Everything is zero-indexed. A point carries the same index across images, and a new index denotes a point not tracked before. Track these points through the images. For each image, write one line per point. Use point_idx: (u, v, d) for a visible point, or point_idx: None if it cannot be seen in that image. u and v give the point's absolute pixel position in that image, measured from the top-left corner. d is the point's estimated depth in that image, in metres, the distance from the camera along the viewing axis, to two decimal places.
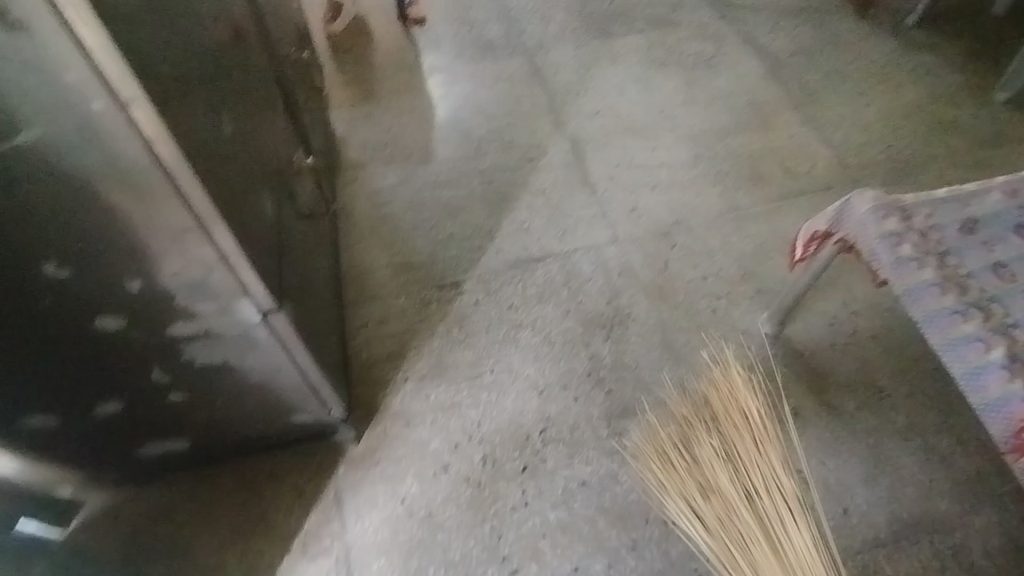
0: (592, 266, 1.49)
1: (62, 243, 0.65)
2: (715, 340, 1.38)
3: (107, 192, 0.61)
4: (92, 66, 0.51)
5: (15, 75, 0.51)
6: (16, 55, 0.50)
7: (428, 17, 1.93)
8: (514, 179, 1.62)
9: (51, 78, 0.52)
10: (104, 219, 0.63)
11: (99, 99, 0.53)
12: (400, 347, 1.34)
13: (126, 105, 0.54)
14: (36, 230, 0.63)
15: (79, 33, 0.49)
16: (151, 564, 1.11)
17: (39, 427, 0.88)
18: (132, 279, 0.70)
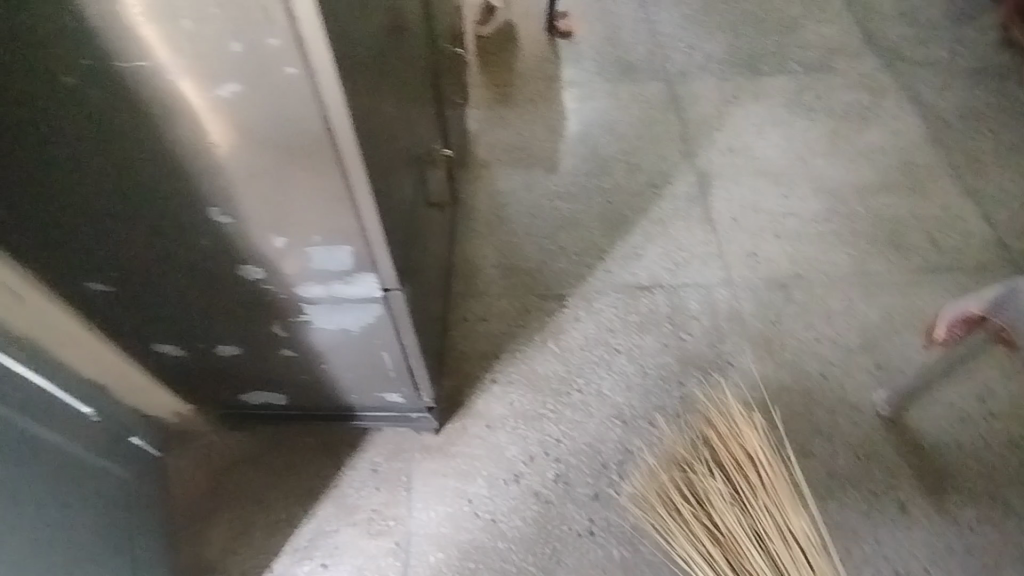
0: (700, 305, 1.43)
1: (228, 193, 0.69)
2: (822, 409, 1.29)
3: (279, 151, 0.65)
4: (296, 33, 0.55)
5: (226, 34, 0.55)
6: (232, 17, 0.54)
7: (575, 31, 1.94)
8: (635, 203, 1.60)
9: (256, 40, 0.56)
10: (270, 176, 0.67)
11: (294, 63, 0.57)
12: (495, 348, 1.35)
13: (316, 72, 0.58)
14: (207, 177, 0.68)
15: (292, 1, 0.53)
16: (232, 503, 1.18)
17: (170, 352, 0.95)
18: (279, 237, 0.74)
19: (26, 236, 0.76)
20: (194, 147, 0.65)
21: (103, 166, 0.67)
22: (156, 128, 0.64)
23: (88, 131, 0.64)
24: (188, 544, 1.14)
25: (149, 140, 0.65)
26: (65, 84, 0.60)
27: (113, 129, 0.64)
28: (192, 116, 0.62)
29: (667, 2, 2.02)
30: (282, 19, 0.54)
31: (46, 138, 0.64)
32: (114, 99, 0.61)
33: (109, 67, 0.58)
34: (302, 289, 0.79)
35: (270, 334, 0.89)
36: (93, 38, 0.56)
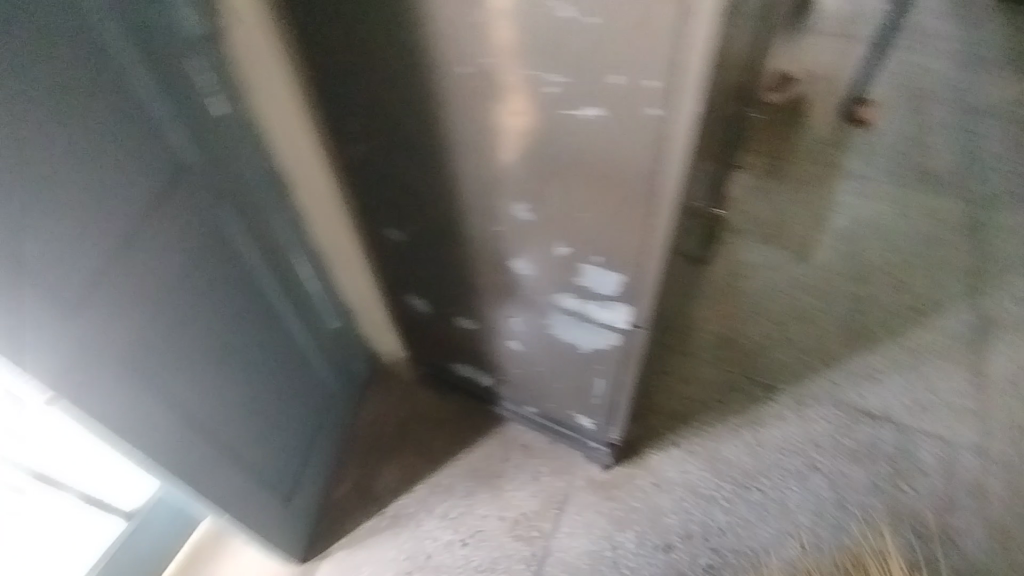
0: (931, 459, 1.25)
1: (532, 199, 0.72)
2: None
3: (599, 177, 0.65)
4: (678, 80, 0.54)
5: (605, 65, 0.55)
6: (620, 51, 0.53)
7: (877, 123, 1.80)
8: (887, 321, 1.45)
9: (632, 77, 0.55)
10: (579, 196, 0.68)
11: (660, 107, 0.56)
12: (687, 412, 1.32)
13: (675, 120, 0.57)
14: (517, 181, 0.71)
15: (691, 51, 0.51)
16: (409, 450, 1.29)
17: (417, 306, 1.06)
18: (560, 249, 0.76)
19: (353, 178, 0.87)
20: (522, 152, 0.68)
21: (436, 146, 0.73)
22: (496, 127, 0.67)
23: (438, 114, 0.69)
24: (360, 469, 1.27)
25: (481, 135, 0.68)
26: (438, 73, 0.65)
27: (458, 118, 0.68)
28: (531, 125, 0.64)
29: (999, 117, 1.78)
30: (668, 66, 0.53)
31: (403, 111, 0.71)
32: (472, 95, 0.65)
33: (482, 67, 0.62)
34: (559, 298, 0.83)
35: (507, 324, 0.95)
36: (481, 41, 0.59)
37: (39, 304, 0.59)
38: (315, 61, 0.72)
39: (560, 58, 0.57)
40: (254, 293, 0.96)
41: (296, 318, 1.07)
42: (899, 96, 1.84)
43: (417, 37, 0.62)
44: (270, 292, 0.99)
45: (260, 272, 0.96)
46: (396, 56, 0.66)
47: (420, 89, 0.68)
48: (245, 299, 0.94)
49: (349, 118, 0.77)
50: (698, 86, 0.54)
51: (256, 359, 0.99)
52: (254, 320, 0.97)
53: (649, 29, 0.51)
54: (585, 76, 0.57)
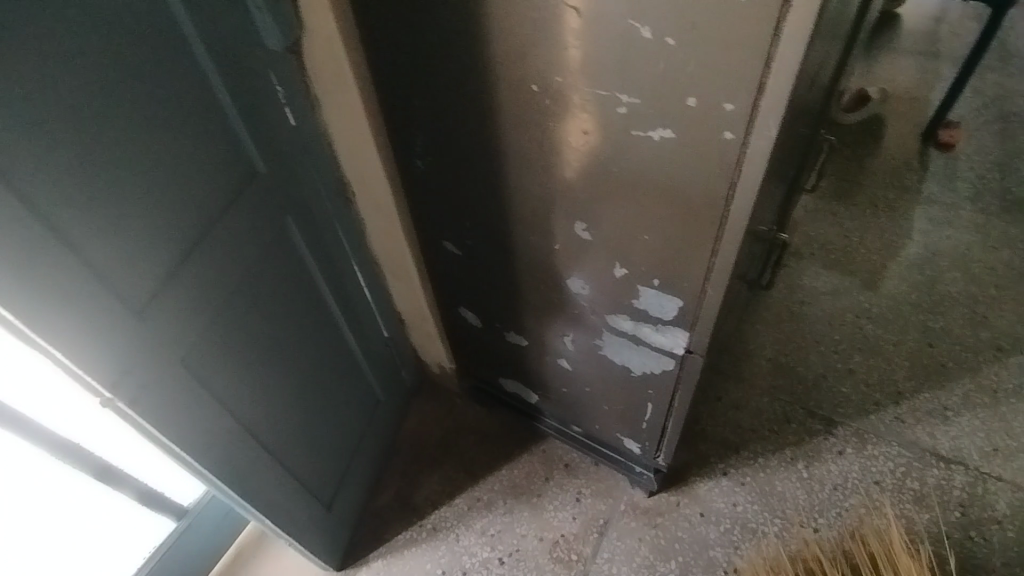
0: (1009, 510, 1.15)
1: (591, 219, 0.71)
2: None
3: (664, 199, 0.63)
4: (756, 102, 0.51)
5: (681, 84, 0.53)
6: (697, 71, 0.52)
7: (959, 146, 1.70)
8: (963, 358, 1.35)
9: (709, 98, 0.53)
10: (641, 217, 0.66)
11: (735, 130, 0.54)
12: (739, 441, 1.27)
13: (752, 143, 0.54)
14: (579, 198, 0.69)
15: (773, 69, 0.49)
16: (451, 461, 1.29)
17: (467, 319, 1.06)
18: (618, 270, 0.74)
19: (413, 189, 0.88)
20: (584, 170, 0.66)
21: (498, 160, 0.73)
22: (559, 144, 0.66)
23: (502, 129, 0.69)
24: (403, 478, 1.28)
25: (546, 150, 0.67)
26: (504, 88, 0.65)
27: (524, 134, 0.68)
28: (598, 143, 0.63)
29: None
30: (748, 86, 0.50)
31: (467, 124, 0.71)
32: (538, 111, 0.64)
33: (548, 84, 0.61)
34: (614, 319, 0.81)
35: (558, 342, 0.94)
36: (553, 58, 0.58)
37: (100, 313, 0.64)
38: (385, 74, 0.74)
39: (631, 75, 0.55)
40: (309, 297, 0.98)
41: (348, 323, 1.09)
42: (985, 119, 1.74)
43: (484, 51, 0.62)
44: (325, 296, 1.02)
45: (317, 276, 0.98)
46: (464, 70, 0.66)
47: (485, 103, 0.67)
48: (301, 303, 0.96)
49: (413, 129, 0.78)
50: (779, 108, 0.51)
51: (308, 362, 1.01)
52: (308, 324, 0.99)
53: (727, 45, 0.49)
54: (656, 93, 0.55)
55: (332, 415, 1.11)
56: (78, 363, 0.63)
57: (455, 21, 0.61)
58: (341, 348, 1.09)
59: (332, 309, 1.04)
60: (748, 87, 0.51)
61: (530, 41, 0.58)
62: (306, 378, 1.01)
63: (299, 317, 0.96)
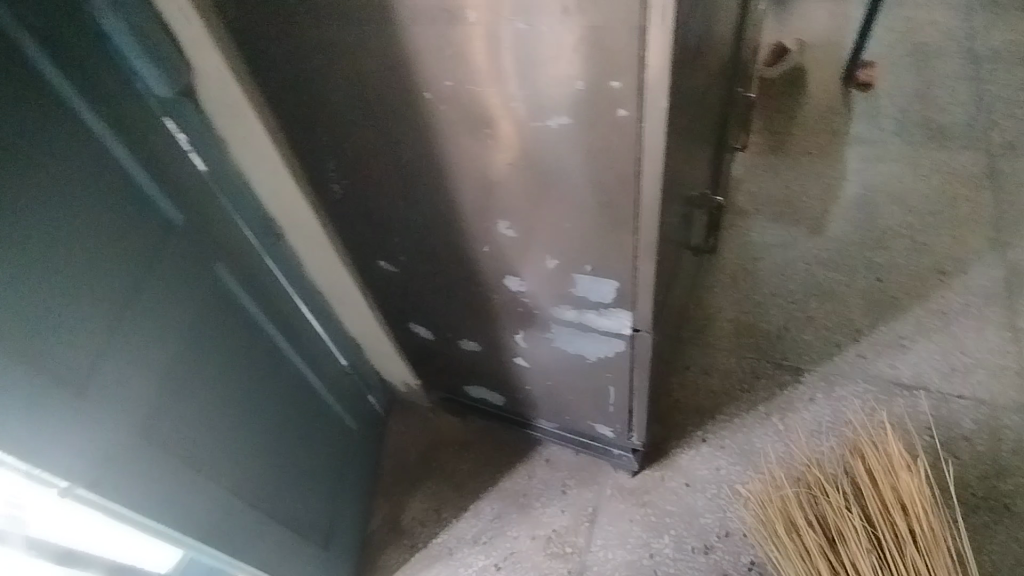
0: (976, 425, 1.19)
1: (513, 213, 0.70)
2: None
3: (577, 184, 0.63)
4: (641, 76, 0.51)
5: (566, 70, 0.53)
6: (578, 55, 0.51)
7: (878, 83, 1.74)
8: (913, 287, 1.39)
9: (596, 80, 0.53)
10: (560, 205, 0.66)
11: (627, 107, 0.54)
12: (712, 406, 1.28)
13: (646, 116, 0.54)
14: (497, 197, 0.69)
15: (650, 41, 0.49)
16: (432, 477, 1.27)
17: (420, 333, 1.05)
18: (551, 261, 0.74)
19: (337, 213, 0.86)
20: (495, 166, 0.65)
21: (411, 169, 0.71)
22: (466, 143, 0.65)
23: (407, 136, 0.68)
24: (387, 503, 1.26)
25: (455, 155, 0.67)
26: (400, 95, 0.63)
27: (430, 142, 0.67)
28: (502, 140, 0.62)
29: (1006, 61, 1.72)
30: (630, 62, 0.50)
31: (373, 137, 0.70)
32: (437, 114, 0.63)
33: (441, 89, 0.60)
34: (558, 310, 0.81)
35: (511, 342, 0.93)
36: (439, 63, 0.58)
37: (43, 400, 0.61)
38: (282, 102, 0.72)
39: (518, 65, 0.54)
40: (256, 340, 0.95)
41: (301, 359, 1.06)
42: (898, 53, 1.79)
43: (372, 63, 0.61)
44: (272, 336, 0.99)
45: (260, 317, 0.95)
46: (357, 83, 0.64)
47: (385, 114, 0.66)
48: (249, 348, 0.93)
49: (322, 153, 0.76)
50: (664, 79, 0.51)
51: (267, 407, 0.98)
52: (260, 368, 0.96)
53: (604, 22, 0.48)
54: (546, 80, 0.54)
55: (305, 458, 1.08)
56: (29, 456, 0.60)
57: (337, 34, 0.60)
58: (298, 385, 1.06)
59: (281, 347, 1.01)
60: (632, 61, 0.50)
61: (415, 45, 0.57)
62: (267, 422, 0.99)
63: (249, 362, 0.93)
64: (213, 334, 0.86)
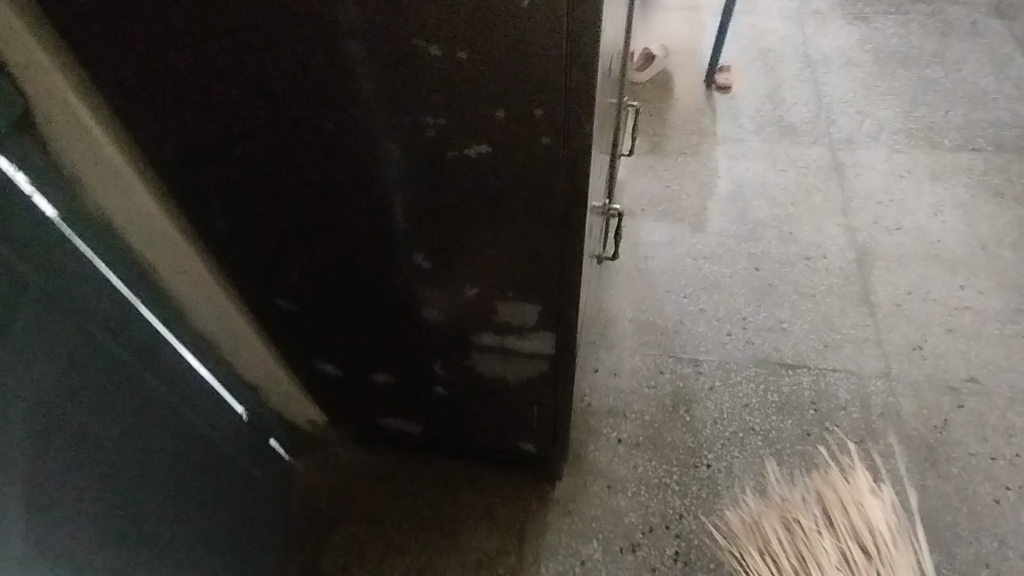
0: (850, 395, 1.32)
1: (429, 244, 0.66)
2: (985, 538, 1.17)
3: (498, 213, 0.60)
4: (564, 105, 0.50)
5: (485, 98, 0.50)
6: (498, 83, 0.49)
7: (735, 86, 1.89)
8: (785, 273, 1.52)
9: (517, 108, 0.50)
10: (480, 234, 0.63)
11: (550, 136, 0.52)
12: (623, 405, 1.32)
13: (569, 146, 0.52)
14: (412, 228, 0.65)
15: (574, 70, 0.47)
16: (348, 519, 1.19)
17: (327, 370, 0.97)
18: (471, 289, 0.70)
19: (224, 252, 0.77)
20: (407, 197, 0.61)
21: (312, 202, 0.65)
22: (375, 174, 0.60)
23: (305, 167, 0.61)
24: (302, 553, 1.16)
25: (364, 186, 0.62)
26: (298, 123, 0.57)
27: (334, 173, 0.61)
28: (417, 169, 0.58)
29: (837, 64, 1.92)
30: (552, 90, 0.49)
31: (266, 170, 0.63)
32: (341, 143, 0.58)
33: (345, 117, 0.55)
34: (479, 337, 0.78)
35: (430, 371, 0.89)
36: (342, 87, 0.53)
37: None
38: (151, 133, 0.63)
39: (433, 91, 0.51)
40: (149, 410, 0.81)
41: (205, 412, 0.94)
42: (749, 58, 1.95)
43: (265, 88, 0.55)
44: (171, 398, 0.85)
45: (151, 382, 0.81)
46: (246, 110, 0.57)
47: (280, 142, 0.60)
48: (142, 421, 0.79)
49: (204, 188, 0.67)
50: (588, 108, 0.50)
51: (166, 480, 0.84)
52: (160, 437, 0.83)
53: (528, 46, 0.46)
54: (464, 106, 0.51)
55: (214, 523, 0.95)
56: None
57: (225, 55, 0.53)
58: (205, 443, 0.93)
59: (181, 410, 0.87)
60: (555, 87, 0.48)
61: (316, 69, 0.52)
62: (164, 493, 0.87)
63: (143, 438, 0.79)
64: (93, 413, 0.71)
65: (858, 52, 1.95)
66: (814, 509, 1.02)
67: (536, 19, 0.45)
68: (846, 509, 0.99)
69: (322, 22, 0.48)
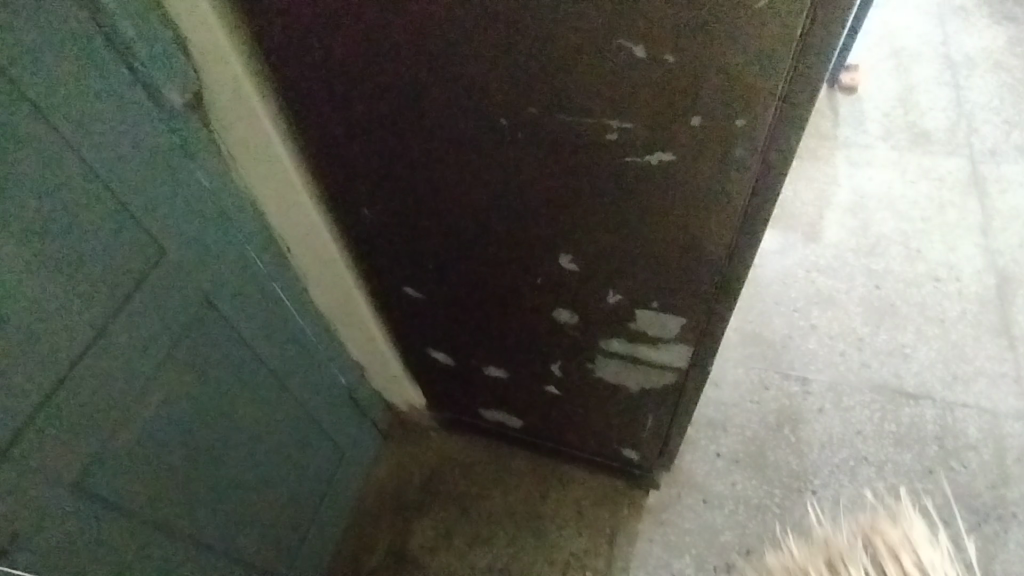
0: (980, 433, 1.22)
1: (583, 247, 0.64)
2: None
3: (667, 220, 0.58)
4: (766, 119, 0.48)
5: (680, 109, 0.49)
6: (695, 94, 0.48)
7: (861, 86, 1.75)
8: (908, 293, 1.41)
9: (712, 119, 0.49)
10: (641, 240, 0.61)
11: (745, 149, 0.50)
12: (722, 418, 1.26)
13: (760, 160, 0.51)
14: (565, 231, 0.63)
15: (786, 84, 0.45)
16: (439, 503, 1.20)
17: (438, 358, 0.98)
18: (614, 297, 0.69)
19: (364, 236, 0.78)
20: (568, 201, 0.60)
21: (463, 200, 0.65)
22: (545, 173, 0.58)
23: (473, 163, 0.61)
24: (391, 531, 1.18)
25: (523, 189, 0.61)
26: (467, 123, 0.57)
27: (495, 174, 0.61)
28: (586, 175, 0.57)
29: (982, 67, 1.75)
30: (755, 104, 0.47)
31: (433, 163, 0.62)
32: (516, 143, 0.57)
33: (519, 118, 0.54)
34: (607, 342, 0.77)
35: (545, 371, 0.88)
36: (524, 89, 0.52)
37: None
38: (316, 121, 0.64)
39: (624, 96, 0.49)
40: (257, 372, 0.85)
41: (307, 388, 0.97)
42: (880, 56, 1.80)
43: (445, 87, 0.54)
44: (281, 364, 0.90)
45: (264, 350, 0.86)
46: (418, 109, 0.57)
47: (452, 138, 0.59)
48: (248, 382, 0.84)
49: (367, 175, 0.68)
50: (789, 122, 0.48)
51: (253, 443, 0.88)
52: (260, 401, 0.87)
53: (741, 48, 0.44)
54: (657, 106, 0.49)
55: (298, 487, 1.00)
56: None
57: (403, 56, 0.53)
58: (304, 412, 0.97)
59: (286, 376, 0.91)
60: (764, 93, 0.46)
61: (501, 73, 0.51)
62: (268, 458, 0.92)
63: (248, 398, 0.85)
64: (209, 377, 0.78)
65: (1008, 55, 1.76)
66: (860, 558, 0.79)
67: (761, 31, 0.42)
68: (897, 556, 0.78)
69: (517, 28, 0.47)
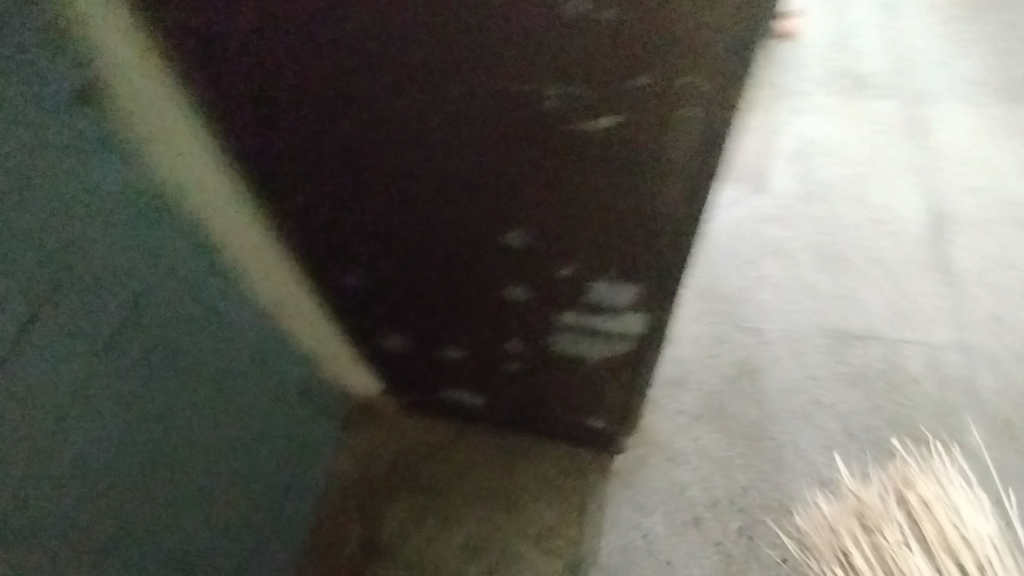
0: (924, 368, 1.27)
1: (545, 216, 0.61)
2: None
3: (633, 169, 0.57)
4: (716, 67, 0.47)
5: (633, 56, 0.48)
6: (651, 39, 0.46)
7: (798, 30, 1.74)
8: (852, 237, 1.44)
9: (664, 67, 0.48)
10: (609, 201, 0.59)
11: (694, 102, 0.50)
12: (682, 375, 1.27)
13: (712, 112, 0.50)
14: (517, 195, 0.61)
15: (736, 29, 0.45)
16: (407, 486, 1.18)
17: (390, 343, 0.95)
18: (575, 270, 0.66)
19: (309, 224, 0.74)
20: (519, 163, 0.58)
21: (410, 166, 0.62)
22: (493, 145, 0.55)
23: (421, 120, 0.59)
24: (359, 520, 1.16)
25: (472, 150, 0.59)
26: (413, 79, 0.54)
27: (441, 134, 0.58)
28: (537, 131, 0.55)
29: (911, 7, 1.76)
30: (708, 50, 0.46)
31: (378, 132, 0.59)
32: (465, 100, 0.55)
33: (466, 72, 0.52)
34: (561, 315, 0.76)
35: (500, 349, 0.86)
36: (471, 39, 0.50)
37: None
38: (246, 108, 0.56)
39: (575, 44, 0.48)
40: (211, 387, 0.78)
41: (271, 390, 0.91)
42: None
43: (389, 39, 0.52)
44: (234, 375, 0.82)
45: (215, 362, 0.78)
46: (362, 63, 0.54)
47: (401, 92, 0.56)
48: (202, 399, 0.76)
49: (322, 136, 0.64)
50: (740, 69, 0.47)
51: (213, 462, 0.81)
52: (219, 417, 0.80)
53: None
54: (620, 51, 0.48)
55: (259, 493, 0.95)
56: None
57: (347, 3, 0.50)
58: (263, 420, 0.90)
59: (245, 382, 0.85)
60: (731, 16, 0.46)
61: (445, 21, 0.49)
62: (230, 475, 0.85)
63: (201, 421, 0.77)
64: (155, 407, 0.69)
65: None
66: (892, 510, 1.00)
67: None
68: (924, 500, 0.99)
69: None
